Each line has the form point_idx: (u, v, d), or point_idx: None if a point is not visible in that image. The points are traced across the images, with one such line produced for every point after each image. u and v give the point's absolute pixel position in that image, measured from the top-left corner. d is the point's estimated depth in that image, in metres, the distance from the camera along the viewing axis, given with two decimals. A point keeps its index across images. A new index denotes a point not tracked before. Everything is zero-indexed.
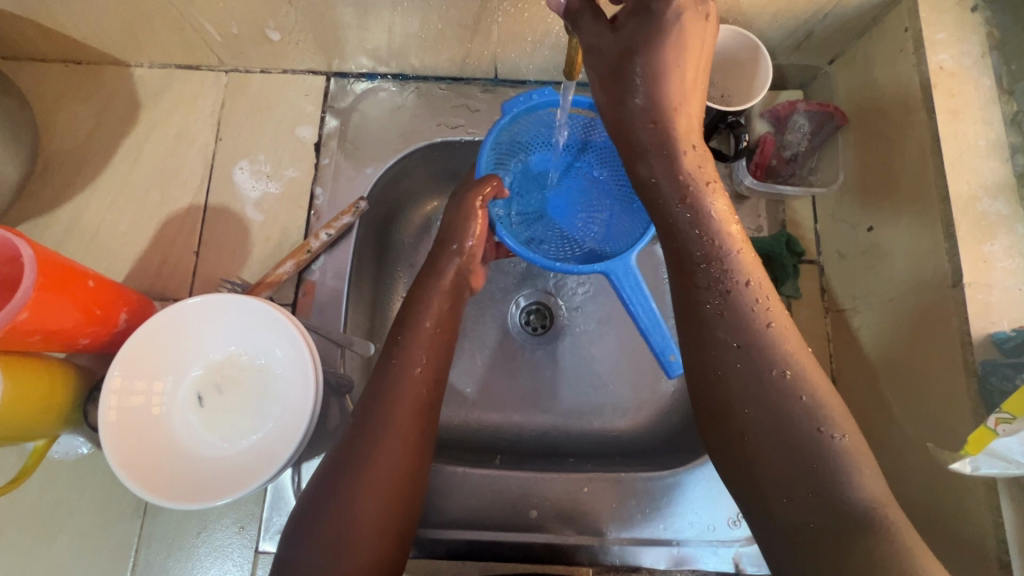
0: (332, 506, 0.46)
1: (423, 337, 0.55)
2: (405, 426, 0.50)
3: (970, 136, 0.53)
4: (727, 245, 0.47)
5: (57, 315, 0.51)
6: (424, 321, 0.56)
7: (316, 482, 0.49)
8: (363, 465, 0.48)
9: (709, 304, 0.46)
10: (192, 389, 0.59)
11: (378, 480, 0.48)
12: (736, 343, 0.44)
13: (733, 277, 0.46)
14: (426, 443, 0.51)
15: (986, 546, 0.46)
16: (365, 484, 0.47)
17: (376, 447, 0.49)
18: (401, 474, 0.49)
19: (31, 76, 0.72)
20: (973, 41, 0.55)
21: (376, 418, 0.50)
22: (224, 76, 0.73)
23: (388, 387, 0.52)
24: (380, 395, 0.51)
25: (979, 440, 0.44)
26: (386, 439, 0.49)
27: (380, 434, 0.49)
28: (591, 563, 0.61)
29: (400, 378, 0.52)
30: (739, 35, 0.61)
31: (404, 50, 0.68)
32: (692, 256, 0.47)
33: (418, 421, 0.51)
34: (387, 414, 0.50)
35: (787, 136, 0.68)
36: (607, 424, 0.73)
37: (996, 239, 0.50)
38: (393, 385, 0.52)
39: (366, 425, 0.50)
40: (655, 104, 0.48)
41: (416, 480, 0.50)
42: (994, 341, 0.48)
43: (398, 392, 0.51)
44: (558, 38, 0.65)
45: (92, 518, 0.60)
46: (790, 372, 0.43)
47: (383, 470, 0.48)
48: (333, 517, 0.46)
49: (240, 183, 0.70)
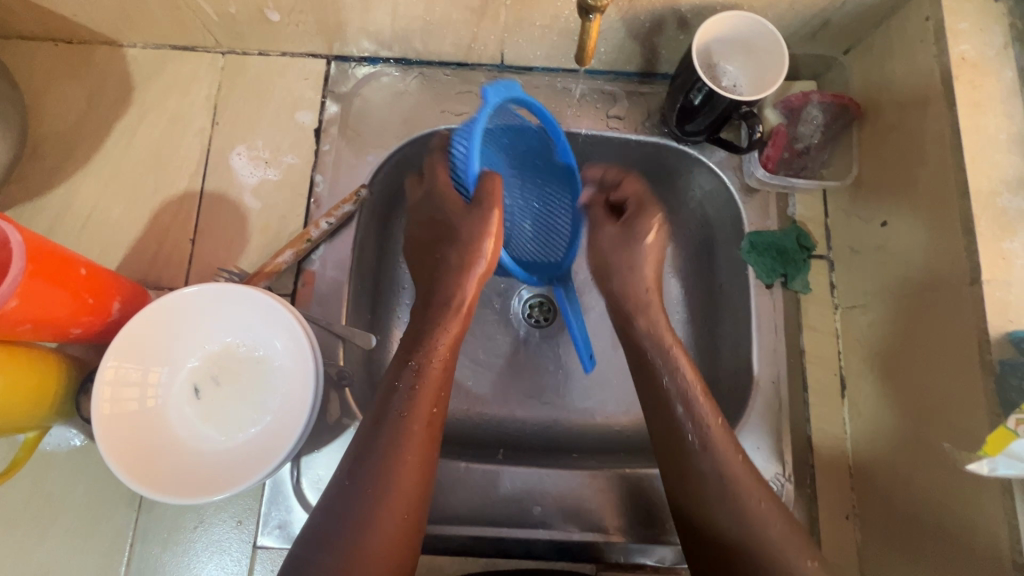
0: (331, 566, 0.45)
1: (431, 378, 0.53)
2: (406, 481, 0.49)
3: (991, 130, 0.51)
4: (692, 389, 0.56)
5: (48, 303, 0.49)
6: (431, 364, 0.54)
7: (307, 527, 0.47)
8: (363, 515, 0.47)
9: (692, 439, 0.54)
10: (188, 379, 0.57)
11: (381, 531, 0.47)
12: (719, 476, 0.52)
13: (705, 418, 0.54)
14: (426, 495, 0.50)
15: (1000, 548, 0.45)
16: (366, 536, 0.46)
17: (378, 497, 0.48)
18: (402, 526, 0.48)
19: (19, 55, 0.69)
20: (995, 32, 0.53)
21: (377, 473, 0.48)
22: (221, 58, 0.71)
23: (394, 430, 0.50)
24: (384, 440, 0.50)
25: (999, 441, 0.44)
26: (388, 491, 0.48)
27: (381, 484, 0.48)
28: (594, 559, 0.61)
29: (406, 422, 0.51)
30: (757, 23, 0.58)
31: (407, 34, 0.66)
32: (664, 394, 0.56)
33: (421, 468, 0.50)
34: (392, 463, 0.49)
35: (800, 129, 0.66)
36: (611, 416, 0.72)
37: (1016, 235, 0.49)
38: (395, 433, 0.50)
39: (368, 471, 0.48)
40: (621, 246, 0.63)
41: (417, 528, 0.49)
42: (1012, 339, 0.47)
43: (402, 437, 0.50)
44: (568, 23, 0.63)
45: (86, 511, 0.59)
46: (765, 503, 0.51)
47: (384, 521, 0.47)
48: (332, 571, 0.44)
49: (238, 169, 0.68)
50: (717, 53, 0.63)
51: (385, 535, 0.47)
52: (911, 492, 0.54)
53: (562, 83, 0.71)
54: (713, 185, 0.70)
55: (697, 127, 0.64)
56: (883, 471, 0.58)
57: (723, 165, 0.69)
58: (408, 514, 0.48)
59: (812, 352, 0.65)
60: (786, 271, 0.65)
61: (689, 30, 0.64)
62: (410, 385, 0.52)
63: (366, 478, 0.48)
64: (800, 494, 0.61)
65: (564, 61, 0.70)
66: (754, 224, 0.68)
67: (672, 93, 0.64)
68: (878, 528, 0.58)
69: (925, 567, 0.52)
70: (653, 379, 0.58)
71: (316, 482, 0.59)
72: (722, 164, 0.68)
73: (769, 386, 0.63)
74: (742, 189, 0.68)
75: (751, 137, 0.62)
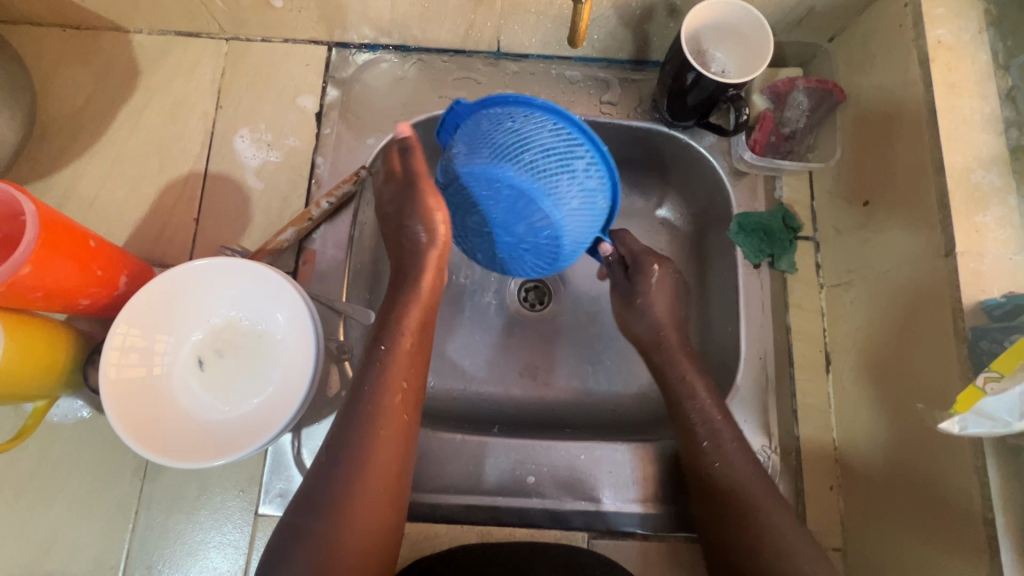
0: (315, 534, 0.48)
1: (401, 355, 0.55)
2: (384, 453, 0.51)
3: (966, 110, 0.54)
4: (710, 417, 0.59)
5: (58, 273, 0.51)
6: (402, 339, 0.55)
7: (289, 506, 0.50)
8: (344, 494, 0.49)
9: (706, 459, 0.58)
10: (192, 351, 0.59)
11: (364, 504, 0.49)
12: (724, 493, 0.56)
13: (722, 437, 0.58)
14: (406, 466, 0.53)
15: (972, 506, 0.48)
16: (348, 516, 0.49)
17: (358, 476, 0.50)
18: (385, 504, 0.50)
19: (28, 40, 0.71)
20: (971, 17, 0.56)
21: (355, 447, 0.51)
22: (224, 44, 0.73)
23: (370, 411, 0.52)
24: (360, 416, 0.52)
25: (968, 398, 0.45)
26: (367, 472, 0.50)
27: (360, 464, 0.50)
28: (586, 528, 0.62)
29: (379, 399, 0.52)
30: (743, 10, 0.60)
31: (406, 20, 0.68)
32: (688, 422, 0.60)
33: (402, 447, 0.52)
34: (367, 437, 0.51)
35: (786, 113, 0.69)
36: (602, 394, 0.74)
37: (988, 210, 0.51)
38: (370, 409, 0.52)
39: (347, 447, 0.51)
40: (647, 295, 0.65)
41: (400, 494, 0.52)
42: (984, 308, 0.49)
43: (378, 418, 0.52)
44: (561, 10, 0.65)
45: (91, 480, 0.60)
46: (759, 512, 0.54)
47: (363, 500, 0.49)
48: (319, 537, 0.48)
49: (241, 152, 0.70)
50: (706, 41, 0.65)
51: (369, 507, 0.49)
52: (889, 459, 0.57)
53: (557, 70, 0.74)
54: (703, 169, 0.72)
55: (688, 112, 0.66)
56: (864, 442, 0.60)
57: (712, 150, 0.71)
58: (389, 493, 0.51)
59: (798, 329, 0.67)
60: (773, 251, 0.68)
61: (679, 17, 0.66)
62: (381, 363, 0.54)
63: (344, 458, 0.50)
64: (785, 466, 0.63)
65: (558, 48, 0.72)
66: (743, 208, 0.70)
67: (662, 78, 0.66)
68: (861, 497, 0.60)
69: (904, 532, 0.54)
70: (675, 404, 0.62)
71: (316, 452, 0.60)
72: (712, 149, 0.71)
73: (756, 362, 0.65)
74: (730, 173, 0.70)
75: (738, 119, 0.64)
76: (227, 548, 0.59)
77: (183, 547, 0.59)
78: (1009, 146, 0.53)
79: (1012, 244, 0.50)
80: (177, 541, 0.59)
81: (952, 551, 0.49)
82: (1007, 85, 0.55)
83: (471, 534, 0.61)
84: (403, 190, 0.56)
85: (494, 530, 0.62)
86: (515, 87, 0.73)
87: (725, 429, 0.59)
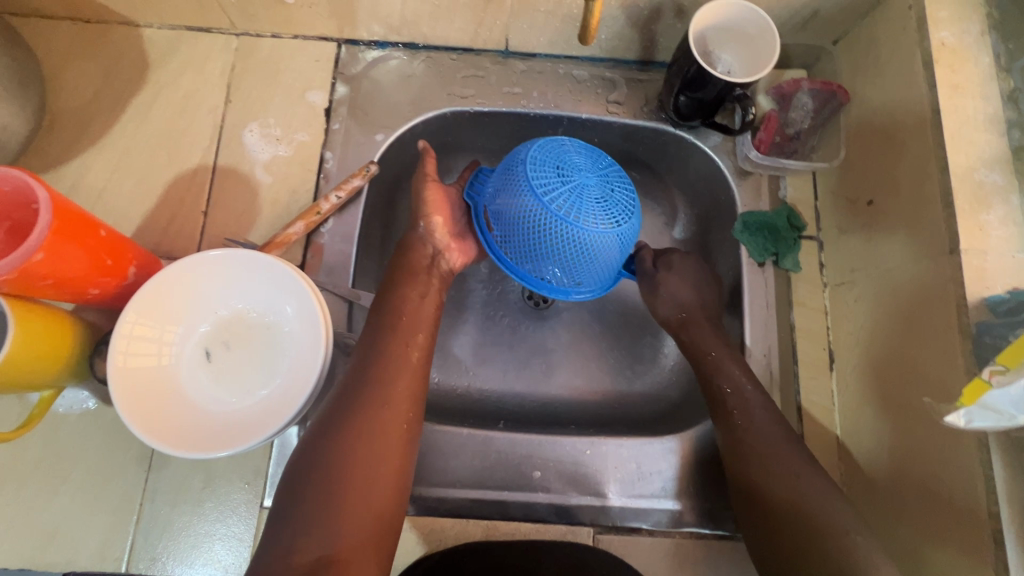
0: (318, 484, 0.49)
1: (409, 319, 0.60)
2: (392, 407, 0.54)
3: (969, 111, 0.55)
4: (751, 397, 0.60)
5: (69, 261, 0.51)
6: (410, 308, 0.60)
7: (303, 439, 0.53)
8: (357, 423, 0.52)
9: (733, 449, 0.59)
10: (200, 343, 0.59)
11: (370, 455, 0.51)
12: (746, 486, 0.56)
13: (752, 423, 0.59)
14: (415, 424, 0.55)
15: (977, 500, 0.48)
16: (348, 470, 0.50)
17: (370, 404, 0.53)
18: (397, 434, 0.53)
19: (38, 33, 0.71)
20: (973, 20, 0.57)
21: (362, 401, 0.53)
22: (235, 39, 0.73)
23: (382, 346, 0.57)
24: (371, 374, 0.55)
25: (973, 392, 0.45)
26: (375, 410, 0.53)
27: (370, 396, 0.54)
28: (593, 522, 0.62)
29: (389, 358, 0.56)
30: (750, 10, 0.61)
31: (416, 18, 0.69)
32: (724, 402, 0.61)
33: (411, 385, 0.56)
34: (374, 391, 0.54)
35: (791, 114, 0.70)
36: (603, 390, 0.74)
37: (992, 208, 0.52)
38: (379, 367, 0.55)
39: (354, 401, 0.53)
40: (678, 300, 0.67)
41: (406, 451, 0.53)
42: (989, 304, 0.50)
43: (390, 352, 0.57)
44: (571, 9, 0.66)
45: (97, 471, 0.60)
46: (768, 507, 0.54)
47: (377, 426, 0.52)
48: (321, 487, 0.48)
49: (250, 145, 0.70)
50: (712, 41, 0.66)
51: (375, 459, 0.51)
52: (892, 455, 0.57)
53: (564, 69, 0.74)
54: (708, 169, 0.73)
55: (695, 111, 0.67)
56: (867, 439, 0.60)
57: (717, 150, 0.71)
58: (400, 423, 0.53)
59: (803, 327, 0.67)
60: (777, 249, 0.68)
61: (686, 18, 0.67)
62: (393, 327, 0.58)
63: (358, 388, 0.54)
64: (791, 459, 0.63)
65: (566, 48, 0.73)
66: (746, 206, 0.71)
67: (668, 78, 0.67)
68: (863, 495, 0.60)
69: (910, 527, 0.54)
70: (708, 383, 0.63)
71: None
72: (717, 148, 0.72)
73: (760, 359, 0.66)
74: (735, 172, 0.71)
75: (744, 118, 0.65)
76: (231, 540, 0.59)
77: (187, 539, 0.59)
78: (1012, 147, 0.54)
79: (1015, 241, 0.51)
80: (181, 533, 0.59)
81: (956, 544, 0.50)
82: (1008, 87, 0.56)
83: (476, 529, 0.61)
84: (416, 189, 0.66)
85: (499, 523, 0.61)
86: (523, 86, 0.73)
87: (755, 411, 0.59)
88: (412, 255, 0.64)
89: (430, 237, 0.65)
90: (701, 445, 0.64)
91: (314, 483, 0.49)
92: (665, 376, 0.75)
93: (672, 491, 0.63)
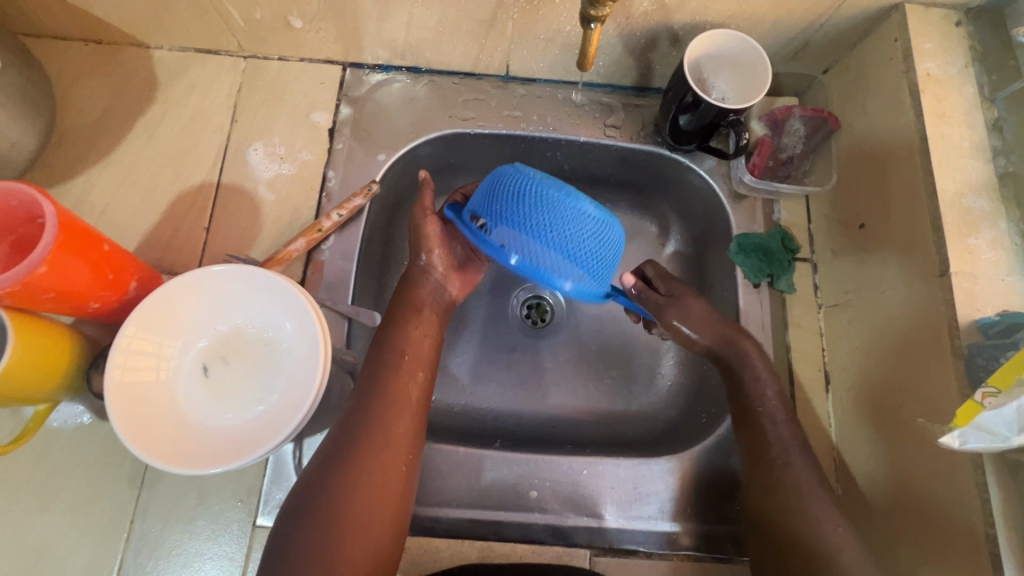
0: (316, 519, 0.49)
1: (409, 349, 0.60)
2: (391, 440, 0.54)
3: (955, 138, 0.57)
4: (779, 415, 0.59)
5: (70, 274, 0.51)
6: (411, 332, 0.61)
7: (304, 472, 0.52)
8: (356, 456, 0.52)
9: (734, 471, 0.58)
10: (198, 358, 0.59)
11: (369, 490, 0.51)
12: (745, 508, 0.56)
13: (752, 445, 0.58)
14: (415, 458, 0.55)
15: (973, 522, 0.48)
16: (347, 506, 0.50)
17: (370, 437, 0.53)
18: (396, 474, 0.53)
19: (50, 53, 0.73)
20: (956, 54, 0.60)
21: (362, 434, 0.53)
22: (242, 61, 0.75)
23: (381, 380, 0.57)
24: (370, 406, 0.55)
25: (967, 413, 0.46)
26: (374, 443, 0.53)
27: (370, 428, 0.54)
28: (589, 544, 0.61)
29: (389, 389, 0.56)
30: (742, 40, 0.63)
31: (420, 43, 0.71)
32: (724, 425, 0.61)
33: (410, 417, 0.56)
34: (373, 423, 0.54)
35: (783, 140, 0.72)
36: (601, 411, 0.74)
37: (980, 233, 0.54)
38: (378, 399, 0.55)
39: (353, 434, 0.53)
40: (705, 321, 0.61)
41: (406, 486, 0.53)
42: (979, 326, 0.51)
43: (389, 384, 0.56)
44: (570, 37, 0.68)
45: (88, 488, 0.59)
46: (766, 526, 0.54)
47: (377, 466, 0.52)
48: (319, 522, 0.48)
49: (254, 164, 0.72)
50: (706, 69, 0.68)
51: (372, 494, 0.51)
52: (888, 477, 0.57)
53: (563, 93, 0.76)
54: (704, 191, 0.74)
55: (689, 136, 0.69)
56: (865, 460, 0.60)
57: (712, 173, 0.73)
58: (400, 463, 0.53)
59: (799, 348, 0.67)
60: (772, 271, 0.69)
61: (681, 46, 0.69)
62: (393, 358, 0.58)
63: (357, 424, 0.54)
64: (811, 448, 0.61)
65: (565, 73, 0.75)
66: (742, 228, 0.72)
67: (664, 104, 0.69)
68: (859, 518, 0.60)
69: (908, 550, 0.54)
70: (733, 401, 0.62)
71: None
72: (712, 172, 0.73)
73: None
74: (731, 195, 0.72)
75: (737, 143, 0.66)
76: (223, 559, 0.58)
77: (177, 558, 0.58)
78: (997, 173, 0.56)
79: (1002, 265, 0.53)
80: (172, 552, 0.58)
81: (955, 567, 0.49)
82: (992, 116, 0.58)
83: (472, 549, 0.60)
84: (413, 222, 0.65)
85: (495, 544, 0.60)
86: (523, 109, 0.75)
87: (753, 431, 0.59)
88: (414, 281, 0.64)
89: (431, 270, 0.65)
90: (698, 467, 0.64)
91: (311, 520, 0.49)
92: (662, 396, 0.75)
93: (671, 512, 0.62)
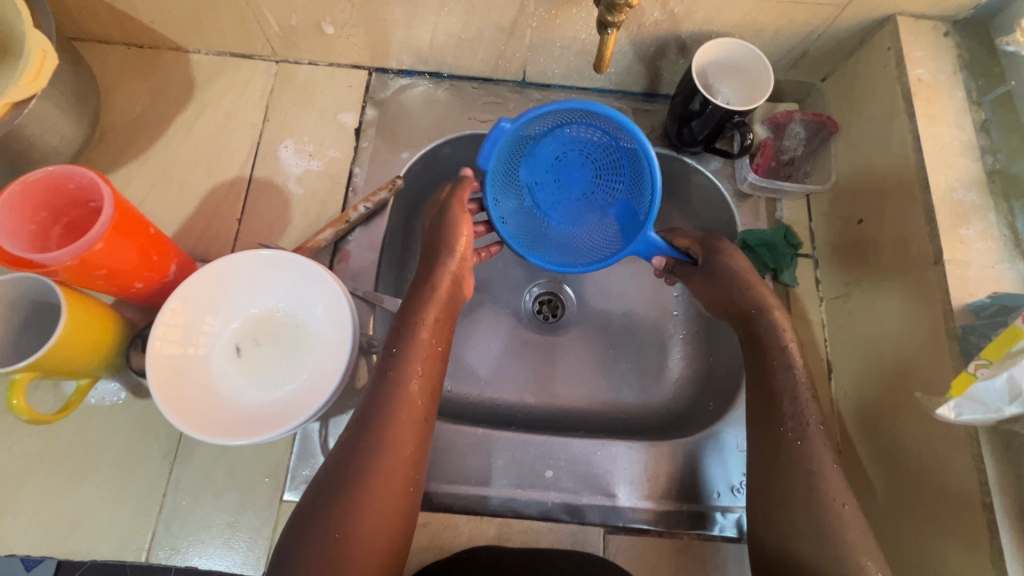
0: (330, 517, 0.51)
1: (418, 357, 0.59)
2: (398, 449, 0.55)
3: (946, 138, 0.61)
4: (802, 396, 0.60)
5: (120, 253, 0.55)
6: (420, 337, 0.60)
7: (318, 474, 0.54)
8: (366, 461, 0.53)
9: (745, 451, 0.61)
10: (230, 339, 0.62)
11: (376, 496, 0.52)
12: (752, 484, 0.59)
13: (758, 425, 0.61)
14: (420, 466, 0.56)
15: (970, 492, 0.50)
16: (358, 507, 0.51)
17: (381, 442, 0.54)
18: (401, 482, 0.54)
19: (94, 56, 0.78)
20: (945, 61, 0.64)
21: (371, 441, 0.54)
22: (274, 66, 0.80)
23: (390, 387, 0.57)
24: (379, 412, 0.56)
25: (961, 385, 0.49)
26: (382, 451, 0.54)
27: (380, 434, 0.54)
28: (602, 522, 0.64)
29: (399, 396, 0.57)
30: (746, 48, 0.68)
31: (443, 50, 0.75)
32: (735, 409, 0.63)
33: (417, 425, 0.56)
34: (384, 428, 0.55)
35: (785, 142, 0.76)
36: (610, 401, 0.77)
37: (970, 224, 0.57)
38: (388, 405, 0.56)
39: (362, 441, 0.54)
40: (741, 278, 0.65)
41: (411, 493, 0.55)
42: (972, 309, 0.54)
43: (399, 391, 0.57)
44: (585, 44, 0.73)
45: (121, 462, 0.62)
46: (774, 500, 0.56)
47: (382, 476, 0.53)
48: (330, 524, 0.50)
49: (285, 160, 0.76)
50: (712, 76, 0.72)
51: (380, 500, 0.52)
52: (889, 457, 0.60)
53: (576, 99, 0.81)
54: (709, 191, 0.78)
55: (695, 138, 0.73)
56: (866, 442, 0.63)
57: (718, 174, 0.77)
58: (405, 479, 0.54)
59: (802, 337, 0.70)
60: (776, 265, 0.72)
61: (688, 54, 0.74)
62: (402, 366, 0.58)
63: (366, 438, 0.54)
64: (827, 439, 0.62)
65: (578, 79, 0.79)
66: (746, 225, 0.75)
67: (672, 108, 0.73)
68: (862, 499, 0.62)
69: (910, 525, 0.56)
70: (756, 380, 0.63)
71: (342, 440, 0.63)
72: (717, 172, 0.77)
73: None
74: (735, 193, 0.76)
75: (742, 143, 0.70)
76: (250, 532, 0.60)
77: (206, 530, 0.60)
78: (986, 170, 0.60)
79: (993, 254, 0.56)
80: (201, 523, 0.60)
81: (955, 537, 0.52)
82: (980, 118, 0.63)
83: (490, 527, 0.62)
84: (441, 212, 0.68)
85: (512, 520, 0.63)
86: None
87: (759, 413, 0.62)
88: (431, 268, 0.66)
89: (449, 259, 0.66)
90: (706, 450, 0.66)
91: (323, 519, 0.51)
92: (671, 388, 0.78)
93: (681, 494, 0.65)
